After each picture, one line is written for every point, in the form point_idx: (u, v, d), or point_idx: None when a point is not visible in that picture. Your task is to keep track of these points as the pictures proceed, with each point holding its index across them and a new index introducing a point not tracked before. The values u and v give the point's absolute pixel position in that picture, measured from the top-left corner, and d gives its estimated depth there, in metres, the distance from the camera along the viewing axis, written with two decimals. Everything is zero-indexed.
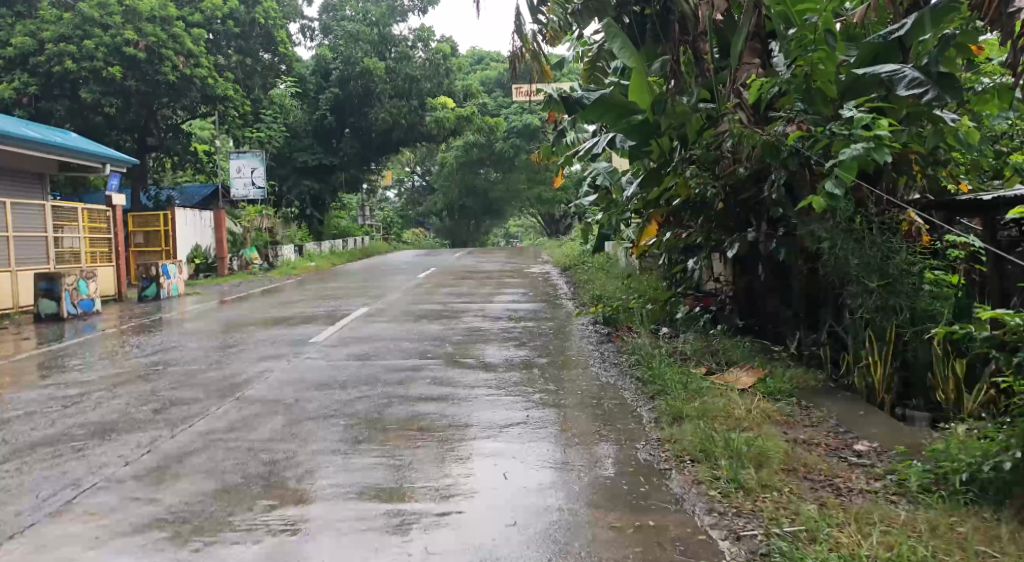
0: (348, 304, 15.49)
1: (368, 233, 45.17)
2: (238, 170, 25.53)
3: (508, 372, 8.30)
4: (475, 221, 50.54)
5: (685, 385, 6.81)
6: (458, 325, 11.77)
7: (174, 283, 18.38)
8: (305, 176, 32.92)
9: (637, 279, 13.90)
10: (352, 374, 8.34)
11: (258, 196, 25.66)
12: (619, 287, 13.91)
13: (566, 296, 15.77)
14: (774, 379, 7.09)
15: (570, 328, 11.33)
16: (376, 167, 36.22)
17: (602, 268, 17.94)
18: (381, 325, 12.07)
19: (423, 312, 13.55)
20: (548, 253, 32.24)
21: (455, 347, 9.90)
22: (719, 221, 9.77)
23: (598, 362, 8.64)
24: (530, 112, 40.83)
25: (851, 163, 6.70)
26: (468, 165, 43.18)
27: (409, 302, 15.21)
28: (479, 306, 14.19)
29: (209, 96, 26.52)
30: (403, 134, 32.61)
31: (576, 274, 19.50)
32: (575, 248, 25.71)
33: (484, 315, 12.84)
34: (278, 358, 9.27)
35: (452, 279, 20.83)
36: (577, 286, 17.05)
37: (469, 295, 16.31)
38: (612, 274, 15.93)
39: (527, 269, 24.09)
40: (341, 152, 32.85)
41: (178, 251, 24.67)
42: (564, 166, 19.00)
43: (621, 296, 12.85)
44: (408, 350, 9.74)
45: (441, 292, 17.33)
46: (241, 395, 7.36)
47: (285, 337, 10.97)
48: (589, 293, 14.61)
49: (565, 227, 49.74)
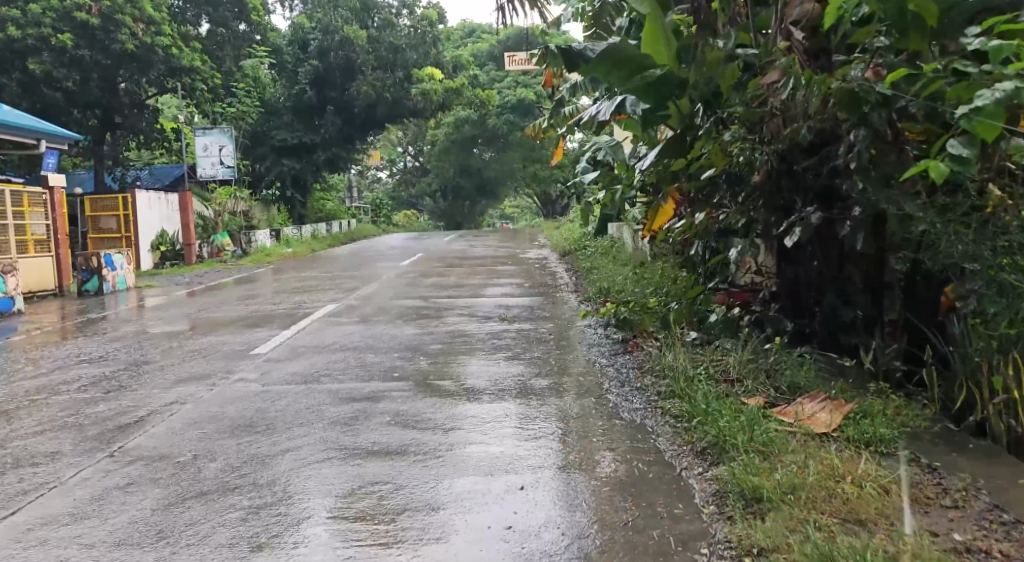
0: (316, 298, 13.40)
1: (356, 216, 43.02)
2: (204, 149, 23.37)
3: (498, 403, 6.21)
4: (470, 201, 48.38)
5: (749, 438, 4.68)
6: (440, 329, 9.65)
7: (122, 275, 16.40)
8: (284, 156, 30.71)
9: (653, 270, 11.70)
10: (289, 406, 6.27)
11: (226, 175, 23.46)
12: (630, 277, 11.83)
13: (570, 288, 13.65)
14: (872, 421, 5.02)
15: (567, 333, 9.13)
16: (363, 145, 33.99)
17: (608, 255, 15.83)
18: (347, 329, 9.98)
19: (401, 309, 11.48)
20: (545, 235, 30.03)
21: (432, 361, 7.84)
22: (766, 198, 7.59)
23: (614, 389, 6.50)
24: (526, 86, 38.52)
25: (995, 111, 4.57)
26: (460, 143, 40.93)
27: (387, 296, 13.14)
28: (467, 302, 12.09)
29: (174, 69, 24.33)
30: (388, 110, 30.43)
31: (578, 261, 17.39)
32: (575, 231, 23.60)
33: (471, 315, 10.77)
34: (200, 379, 7.23)
35: (438, 268, 18.71)
36: (581, 275, 14.94)
37: (457, 288, 14.20)
38: (622, 262, 13.76)
39: (522, 254, 22.02)
40: (322, 129, 30.68)
41: (141, 238, 22.58)
42: (563, 139, 16.88)
43: (634, 291, 10.71)
44: (370, 366, 7.66)
45: (426, 283, 15.27)
46: (123, 447, 5.33)
47: (224, 346, 8.89)
48: (595, 285, 12.48)
49: (564, 207, 47.59)
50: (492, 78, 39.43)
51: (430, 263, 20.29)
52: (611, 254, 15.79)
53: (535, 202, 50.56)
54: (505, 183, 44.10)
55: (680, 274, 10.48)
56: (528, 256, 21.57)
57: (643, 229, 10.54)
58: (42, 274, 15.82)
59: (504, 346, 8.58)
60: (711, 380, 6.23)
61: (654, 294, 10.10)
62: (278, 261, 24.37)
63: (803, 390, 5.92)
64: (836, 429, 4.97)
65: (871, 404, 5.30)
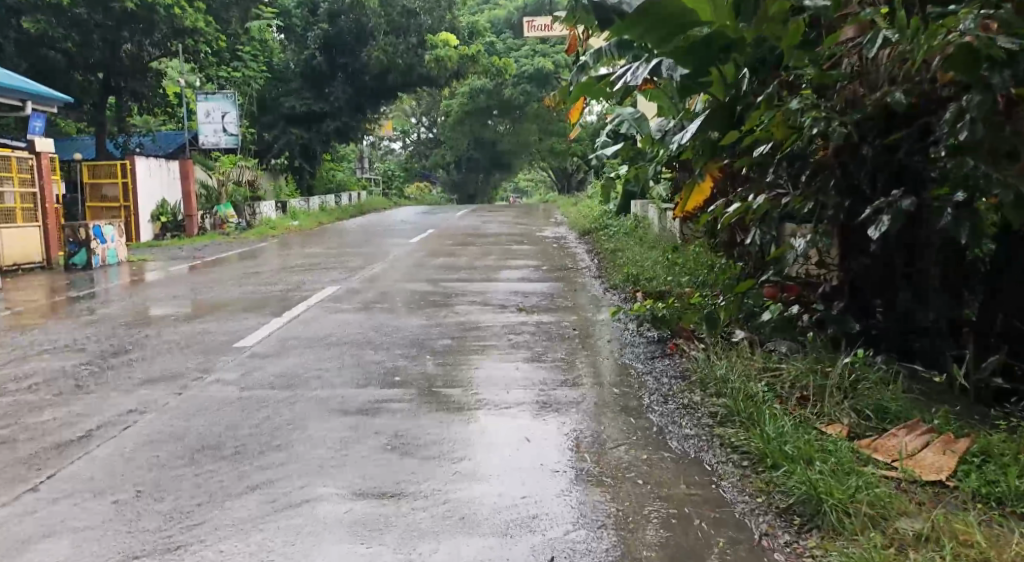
0: (318, 278, 12.34)
1: (366, 188, 41.97)
2: (207, 115, 22.25)
3: (518, 422, 5.17)
4: (483, 173, 47.21)
5: (852, 492, 3.71)
6: (451, 321, 8.55)
7: (113, 248, 15.39)
8: (292, 125, 29.87)
9: (689, 258, 10.51)
10: (266, 419, 5.22)
11: (229, 144, 22.37)
12: (661, 263, 10.75)
13: (594, 273, 12.52)
14: (1003, 472, 3.97)
15: (593, 330, 8.05)
16: (375, 114, 32.86)
17: (633, 237, 14.71)
18: (347, 317, 8.90)
19: (410, 295, 10.40)
20: (563, 211, 28.88)
21: (439, 362, 6.76)
22: (838, 179, 6.48)
23: (659, 407, 5.42)
24: (544, 55, 37.17)
25: None
26: (474, 113, 39.87)
27: (394, 278, 12.09)
28: (482, 287, 10.98)
29: (178, 30, 23.28)
30: (401, 77, 29.32)
31: (600, 242, 16.28)
32: (594, 208, 22.50)
33: (487, 304, 9.67)
34: (169, 378, 6.18)
35: (451, 245, 17.65)
36: (603, 258, 13.84)
37: (471, 269, 13.11)
38: (653, 246, 12.61)
39: (539, 231, 20.94)
40: (331, 98, 29.69)
41: (140, 207, 21.68)
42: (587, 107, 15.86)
43: (669, 282, 9.56)
44: (369, 367, 6.60)
45: (437, 263, 14.20)
46: (53, 476, 4.30)
47: (206, 336, 7.83)
48: (622, 269, 11.36)
49: (579, 182, 46.40)
50: (509, 45, 38.12)
51: (441, 240, 19.25)
52: (639, 235, 14.64)
53: (550, 175, 49.43)
54: (520, 155, 42.98)
55: (718, 263, 9.46)
56: (545, 233, 20.48)
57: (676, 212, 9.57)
58: (28, 244, 14.72)
59: (521, 343, 7.49)
60: (777, 400, 5.16)
61: (690, 287, 9.01)
62: (282, 235, 23.33)
63: (894, 416, 4.86)
64: (954, 476, 4.01)
65: (993, 445, 4.25)
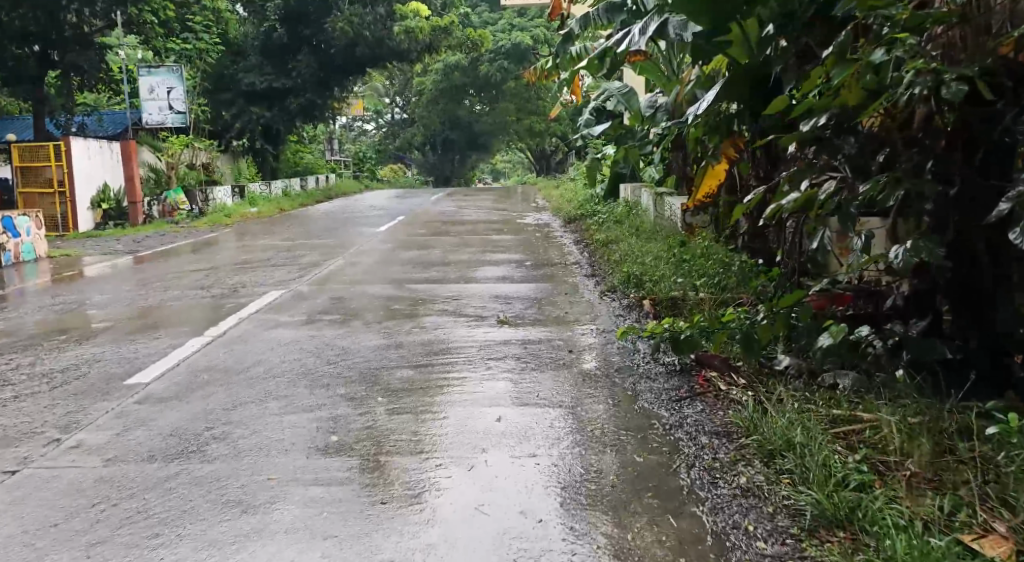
0: (263, 278, 10.59)
1: (336, 171, 40.16)
2: (150, 91, 20.46)
3: (504, 521, 3.56)
4: (460, 154, 45.44)
5: None
6: (416, 342, 6.83)
7: (30, 242, 13.64)
8: (252, 103, 28.05)
9: (700, 261, 8.84)
10: (113, 532, 3.49)
11: (177, 122, 20.62)
12: (666, 263, 9.12)
13: (586, 271, 10.80)
14: None
15: (582, 355, 6.27)
16: (344, 93, 31.03)
17: (627, 229, 13.03)
18: (286, 335, 7.16)
19: (368, 302, 8.65)
20: (542, 194, 27.24)
21: (392, 410, 5.05)
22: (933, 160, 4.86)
23: (706, 488, 3.80)
24: (521, 29, 35.30)
25: None
26: (449, 91, 38.16)
27: (351, 278, 10.35)
28: (454, 291, 9.24)
29: None
30: (369, 51, 27.64)
31: (589, 231, 14.58)
32: (578, 193, 20.91)
33: (460, 315, 7.94)
34: (10, 444, 4.44)
35: (421, 236, 16.00)
36: (594, 254, 12.15)
37: (442, 266, 11.38)
38: (657, 240, 10.89)
39: (519, 218, 19.30)
40: (295, 73, 27.89)
41: (77, 195, 19.83)
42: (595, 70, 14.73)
43: (682, 288, 7.88)
44: (296, 418, 4.89)
45: (403, 258, 12.46)
46: None
47: (95, 366, 6.09)
48: (620, 268, 9.66)
49: (560, 164, 44.73)
50: (484, 19, 36.37)
51: (410, 229, 17.52)
52: (635, 226, 12.93)
53: (528, 157, 47.72)
54: (498, 135, 41.27)
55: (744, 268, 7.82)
56: (526, 220, 18.85)
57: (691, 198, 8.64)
58: None
59: (494, 377, 5.75)
60: (883, 486, 3.56)
61: (704, 297, 7.36)
62: (238, 222, 21.44)
63: None
64: None
65: None
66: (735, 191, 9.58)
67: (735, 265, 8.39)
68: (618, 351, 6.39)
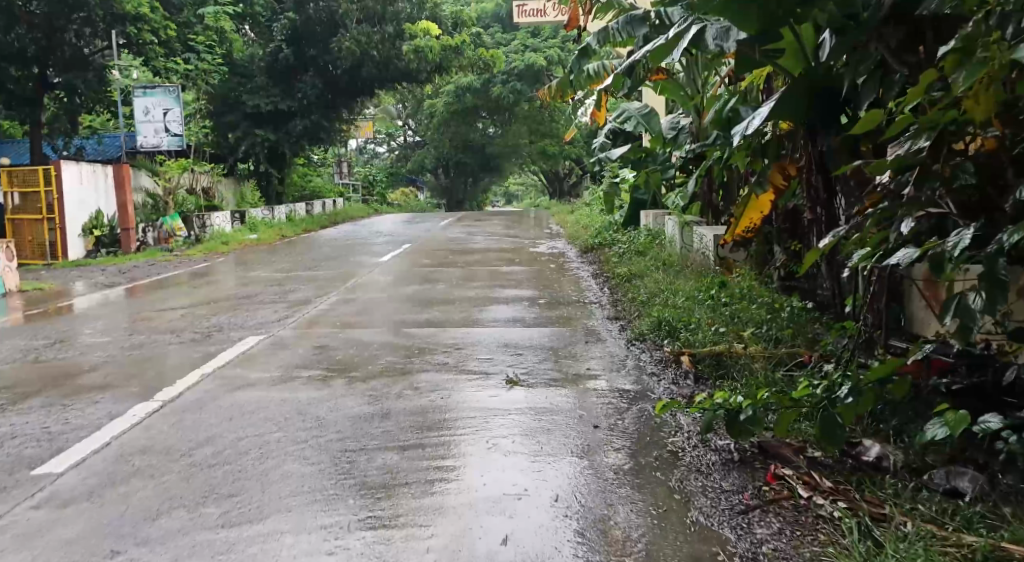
0: (244, 318, 9.40)
1: (345, 195, 39.17)
2: (145, 112, 19.18)
3: None
4: (472, 178, 44.38)
5: None
6: (407, 412, 5.62)
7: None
8: (256, 125, 27.01)
9: (743, 310, 7.65)
10: None
11: (173, 145, 19.52)
12: (703, 310, 7.96)
13: (609, 313, 9.53)
14: None
15: (608, 437, 5.03)
16: (352, 115, 30.03)
17: (652, 263, 11.75)
18: (251, 400, 5.95)
19: (356, 354, 7.42)
20: (557, 220, 26.06)
21: (366, 524, 3.85)
22: None
23: None
24: (535, 50, 34.23)
25: None
26: (461, 114, 37.12)
27: (341, 321, 9.14)
28: (456, 340, 8.00)
29: (117, 16, 20.85)
30: (376, 70, 26.68)
31: (608, 264, 13.34)
32: (596, 219, 19.72)
33: (462, 373, 6.71)
34: None
35: (427, 266, 14.88)
36: (616, 290, 10.88)
37: (445, 306, 10.15)
38: (690, 280, 9.65)
39: (532, 246, 18.13)
40: (301, 94, 26.87)
41: (67, 222, 18.74)
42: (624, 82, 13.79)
43: (730, 342, 6.70)
44: (233, 539, 3.73)
45: (403, 295, 11.26)
46: None
47: (6, 445, 4.94)
48: (648, 314, 8.43)
49: (573, 187, 43.58)
50: (497, 39, 35.35)
51: (415, 258, 16.30)
52: (661, 261, 11.65)
53: (542, 180, 46.61)
54: (510, 158, 40.22)
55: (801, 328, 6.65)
56: (539, 248, 17.67)
57: (729, 235, 7.79)
58: None
59: (499, 467, 4.54)
60: None
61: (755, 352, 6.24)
62: (236, 250, 20.31)
63: None
64: None
65: None
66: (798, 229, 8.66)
67: (787, 314, 7.24)
68: (653, 427, 5.14)
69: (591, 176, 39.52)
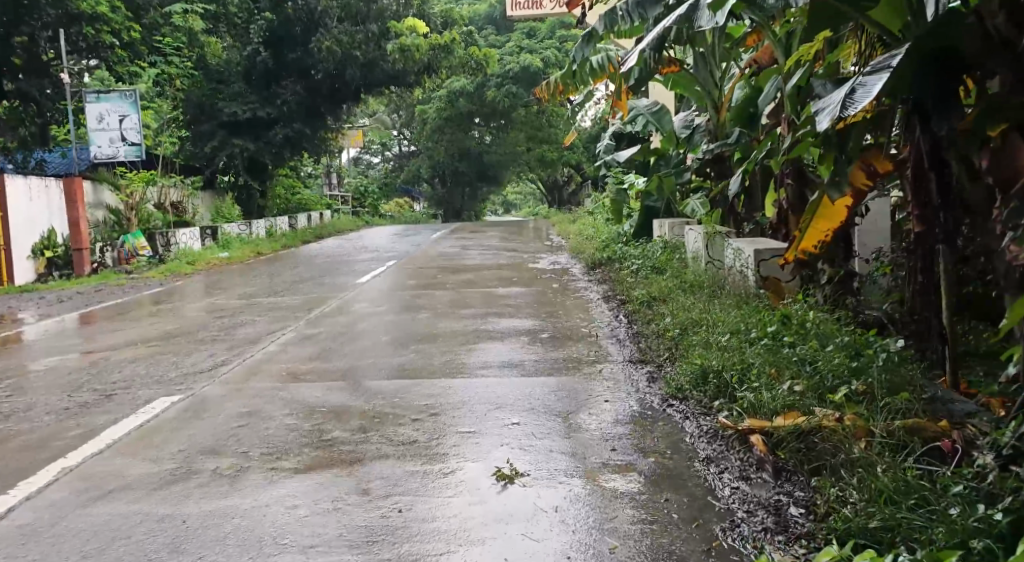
0: (170, 365, 7.44)
1: (333, 208, 37.12)
2: (99, 120, 17.12)
3: None
4: (469, 188, 42.37)
5: None
6: (342, 546, 3.72)
7: None
8: (235, 134, 24.97)
9: (821, 358, 5.70)
10: None
11: (131, 156, 17.34)
12: (753, 353, 6.04)
13: (634, 354, 7.48)
14: None
15: None
16: (339, 123, 28.13)
17: (679, 285, 9.73)
18: (117, 519, 4.00)
19: (294, 427, 5.44)
20: (557, 230, 24.04)
21: None
22: None
23: None
24: (532, 51, 32.26)
25: None
26: (454, 120, 35.21)
27: (292, 369, 7.16)
28: (431, 402, 6.02)
29: (73, 16, 18.85)
30: (360, 72, 24.76)
31: (620, 284, 11.36)
32: (603, 229, 17.77)
33: (437, 461, 4.77)
34: None
35: (413, 288, 12.94)
36: (637, 320, 8.86)
37: (424, 345, 8.16)
38: (735, 312, 7.64)
39: (532, 261, 16.17)
40: (280, 100, 24.92)
41: (14, 243, 16.71)
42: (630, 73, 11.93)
43: (816, 410, 4.75)
44: None
45: (378, 328, 9.27)
46: None
47: None
48: (685, 359, 6.44)
49: (573, 195, 41.67)
50: (491, 41, 33.46)
51: (401, 278, 14.33)
52: (689, 282, 9.64)
53: (540, 189, 44.67)
54: (508, 167, 38.32)
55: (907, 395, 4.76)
56: (540, 264, 15.71)
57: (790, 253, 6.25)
58: None
59: None
60: None
61: (860, 426, 4.27)
62: (204, 270, 18.31)
63: None
64: None
65: None
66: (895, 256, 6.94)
67: (881, 365, 5.38)
68: None
69: (592, 183, 37.60)
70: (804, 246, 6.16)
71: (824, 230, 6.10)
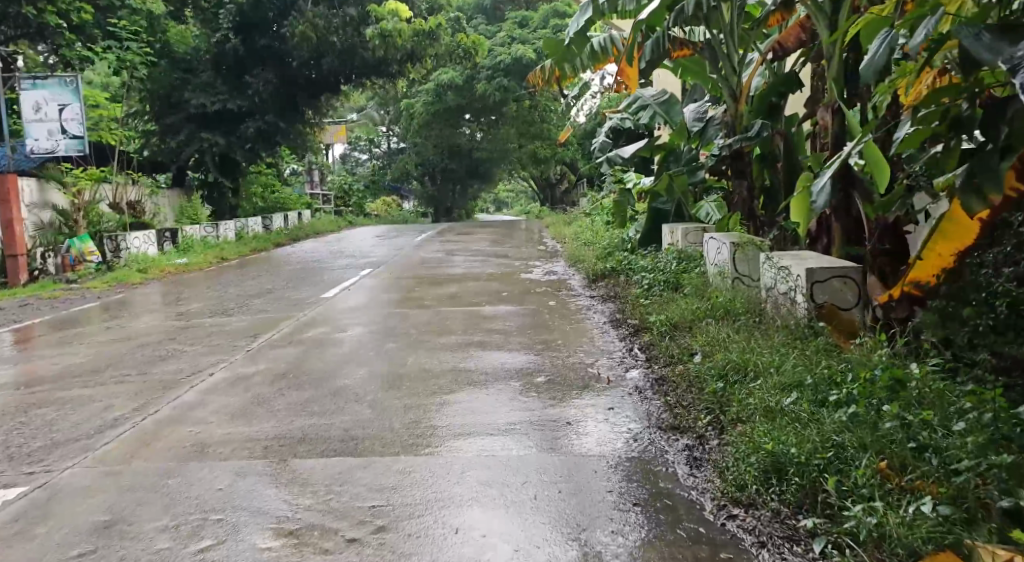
0: (41, 429, 5.58)
1: (314, 207, 35.10)
2: (35, 109, 15.16)
3: None
4: (460, 186, 40.37)
5: None
6: None
7: None
8: (203, 128, 22.97)
9: (952, 448, 3.93)
10: None
11: (72, 150, 15.42)
12: (838, 429, 4.29)
13: (663, 413, 5.62)
14: None
15: None
16: (317, 116, 26.16)
17: (707, 309, 7.91)
18: None
19: None
20: (553, 233, 22.14)
21: None
22: None
23: None
24: (524, 41, 30.29)
25: None
26: (443, 114, 33.27)
27: (198, 435, 5.30)
28: (379, 506, 4.19)
29: None
30: (338, 61, 22.80)
31: (630, 304, 9.54)
32: (605, 233, 15.93)
33: None
34: None
35: (387, 306, 11.06)
36: (658, 360, 7.03)
37: (382, 393, 6.28)
38: (794, 356, 5.80)
39: (525, 271, 14.30)
40: (251, 92, 22.85)
41: None
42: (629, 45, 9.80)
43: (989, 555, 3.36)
44: None
45: (330, 364, 7.38)
46: None
47: None
48: (740, 431, 4.62)
49: (567, 194, 39.74)
50: (480, 30, 31.58)
51: (375, 292, 12.44)
52: (720, 305, 7.82)
53: (533, 186, 42.78)
54: (499, 164, 36.45)
55: None
56: (533, 275, 13.83)
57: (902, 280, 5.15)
58: None
59: None
60: None
61: None
62: (157, 278, 16.37)
63: None
64: None
65: None
66: (959, 308, 5.59)
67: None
68: None
69: (588, 181, 35.70)
70: (921, 273, 5.08)
71: (948, 252, 5.01)
